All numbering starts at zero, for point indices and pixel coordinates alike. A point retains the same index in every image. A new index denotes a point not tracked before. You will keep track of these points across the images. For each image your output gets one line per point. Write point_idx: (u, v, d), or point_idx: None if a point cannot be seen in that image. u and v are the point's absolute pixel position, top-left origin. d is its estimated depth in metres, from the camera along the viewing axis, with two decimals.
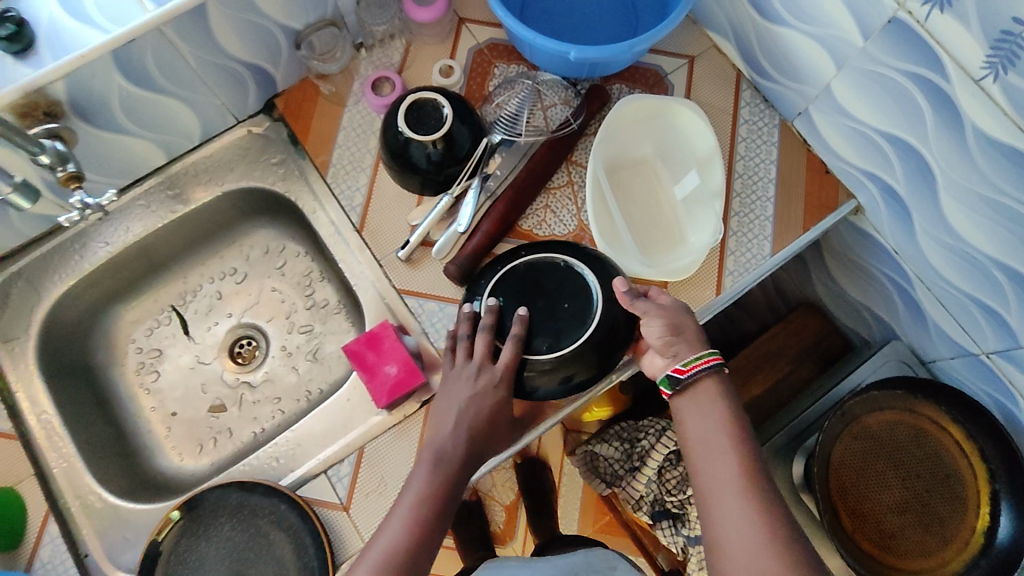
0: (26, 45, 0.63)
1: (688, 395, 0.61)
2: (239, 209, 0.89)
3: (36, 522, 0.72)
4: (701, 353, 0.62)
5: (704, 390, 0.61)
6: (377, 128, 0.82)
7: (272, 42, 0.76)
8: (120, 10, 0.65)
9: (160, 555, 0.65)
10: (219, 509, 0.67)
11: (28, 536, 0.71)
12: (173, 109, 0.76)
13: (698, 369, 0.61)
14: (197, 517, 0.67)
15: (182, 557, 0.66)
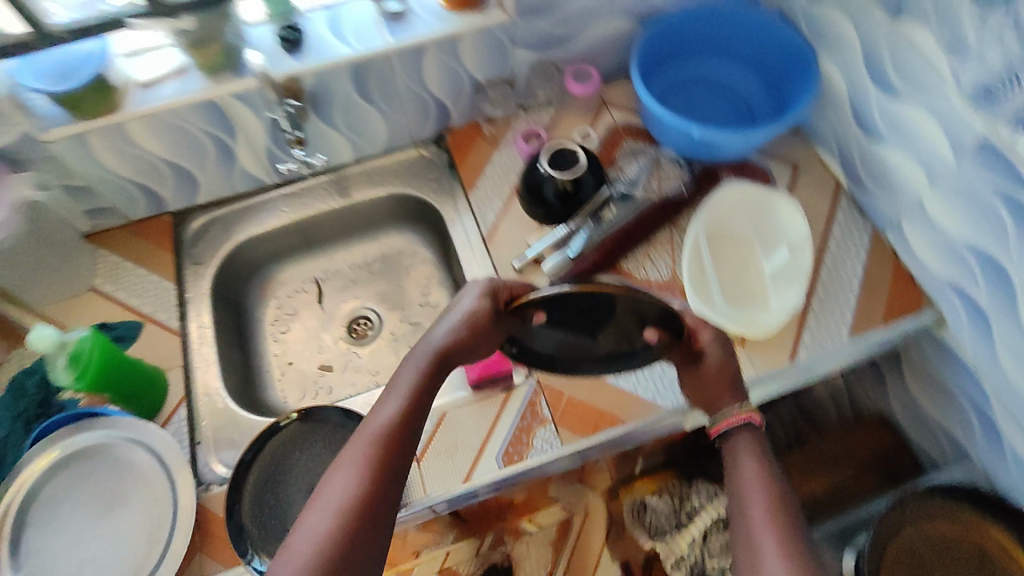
0: (297, 47, 0.86)
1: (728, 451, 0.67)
2: (392, 212, 1.08)
3: (172, 404, 0.84)
4: (728, 411, 0.68)
5: (736, 446, 0.66)
6: (519, 168, 1.00)
7: (460, 86, 0.97)
8: (366, 36, 0.88)
9: (264, 449, 0.76)
10: (319, 426, 0.78)
11: (162, 411, 0.83)
12: (374, 119, 0.98)
13: (723, 427, 0.67)
14: (302, 427, 0.78)
15: (279, 457, 0.76)
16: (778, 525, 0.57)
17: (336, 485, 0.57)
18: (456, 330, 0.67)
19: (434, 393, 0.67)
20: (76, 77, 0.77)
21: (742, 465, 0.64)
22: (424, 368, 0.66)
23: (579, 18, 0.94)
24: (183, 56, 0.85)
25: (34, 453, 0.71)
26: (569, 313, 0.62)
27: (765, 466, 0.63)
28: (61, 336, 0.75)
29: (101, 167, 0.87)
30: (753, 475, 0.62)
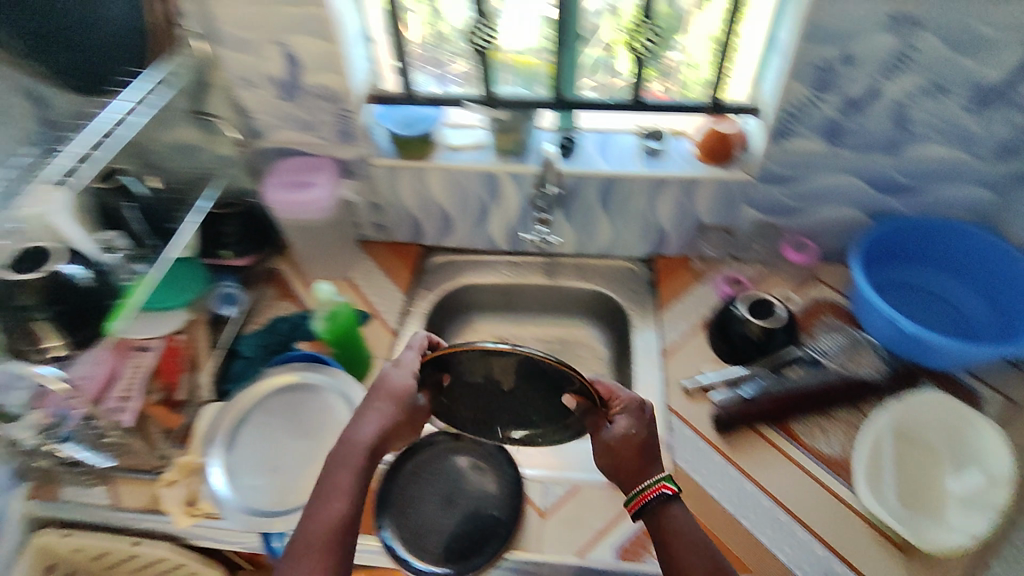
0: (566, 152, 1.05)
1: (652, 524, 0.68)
2: (587, 307, 1.21)
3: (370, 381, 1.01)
4: (646, 483, 0.69)
5: (665, 522, 0.67)
6: (715, 305, 1.08)
7: (687, 222, 1.10)
8: (625, 159, 1.04)
9: None
10: None
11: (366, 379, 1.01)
12: (604, 226, 1.13)
13: (642, 497, 0.68)
14: None
15: None
16: None
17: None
18: (380, 421, 0.73)
19: (365, 482, 0.69)
20: (414, 128, 1.03)
21: (671, 535, 0.66)
22: (356, 464, 0.70)
23: (816, 197, 1.03)
24: (484, 134, 1.09)
25: (278, 373, 0.92)
26: (507, 365, 0.73)
27: (679, 517, 0.68)
28: (334, 296, 0.95)
29: (395, 195, 1.12)
30: (680, 541, 0.65)
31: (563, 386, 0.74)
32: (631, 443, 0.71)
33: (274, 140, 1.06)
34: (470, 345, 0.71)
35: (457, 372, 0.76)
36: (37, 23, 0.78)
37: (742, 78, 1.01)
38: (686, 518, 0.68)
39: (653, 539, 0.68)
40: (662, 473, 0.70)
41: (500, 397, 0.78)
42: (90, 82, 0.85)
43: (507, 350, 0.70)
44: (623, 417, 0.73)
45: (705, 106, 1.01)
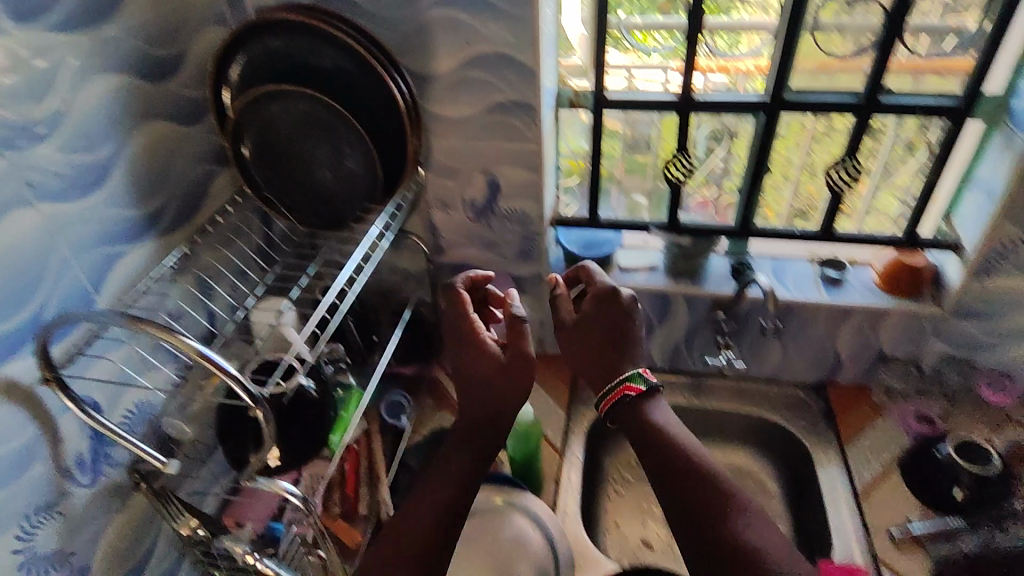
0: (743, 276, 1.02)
1: (628, 406, 0.78)
2: (748, 432, 1.15)
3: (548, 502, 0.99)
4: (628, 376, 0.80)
5: (629, 407, 0.78)
6: (902, 444, 1.02)
7: (868, 352, 1.06)
8: (806, 289, 1.04)
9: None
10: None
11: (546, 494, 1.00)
12: (776, 353, 1.11)
13: (608, 398, 0.79)
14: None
15: None
16: (695, 478, 0.70)
17: (410, 525, 0.73)
18: (518, 363, 0.79)
19: (493, 380, 0.80)
20: (596, 250, 1.06)
21: (660, 430, 0.75)
22: (501, 397, 0.80)
23: None
24: (660, 255, 1.10)
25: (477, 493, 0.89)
26: (360, 151, 0.82)
27: (651, 411, 0.78)
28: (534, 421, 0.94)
29: None
30: (661, 433, 0.74)
31: (356, 140, 0.81)
32: (612, 318, 0.85)
33: (454, 256, 1.10)
34: (298, 116, 0.79)
35: (271, 125, 0.80)
36: (301, 180, 0.85)
37: (932, 220, 1.00)
38: (662, 414, 0.78)
39: (638, 437, 0.76)
40: (634, 371, 0.80)
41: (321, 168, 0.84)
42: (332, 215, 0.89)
43: (316, 110, 0.78)
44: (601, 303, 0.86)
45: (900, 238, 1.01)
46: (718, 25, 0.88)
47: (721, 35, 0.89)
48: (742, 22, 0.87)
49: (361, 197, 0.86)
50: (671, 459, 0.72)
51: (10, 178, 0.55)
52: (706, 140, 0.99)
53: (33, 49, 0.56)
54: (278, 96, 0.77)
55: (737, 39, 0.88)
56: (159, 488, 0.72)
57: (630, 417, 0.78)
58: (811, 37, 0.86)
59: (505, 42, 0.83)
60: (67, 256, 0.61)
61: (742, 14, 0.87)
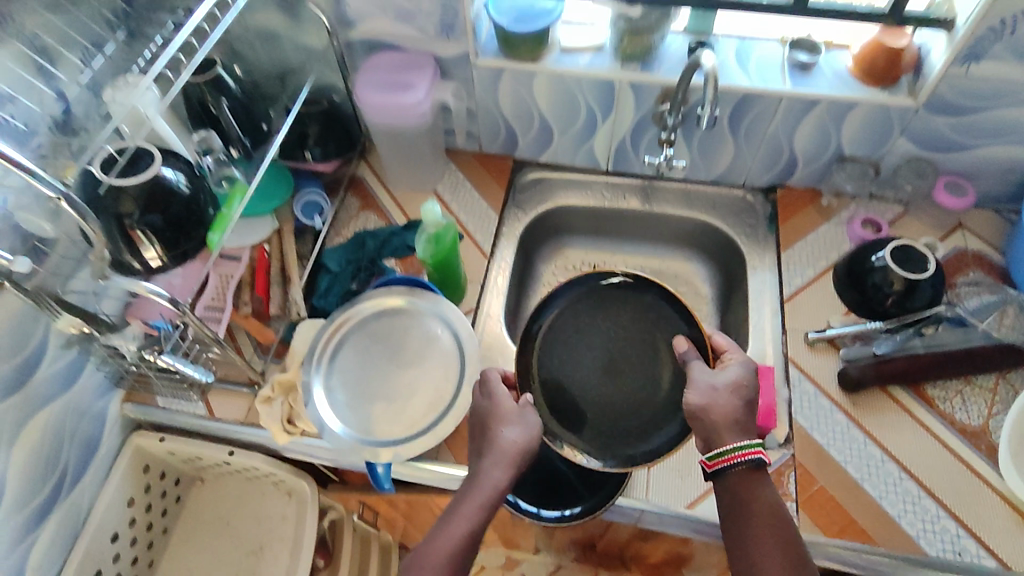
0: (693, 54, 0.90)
1: (734, 476, 0.58)
2: (690, 236, 1.11)
3: (470, 303, 0.97)
4: (734, 445, 0.59)
5: (741, 477, 0.58)
6: (843, 247, 0.98)
7: (825, 151, 0.97)
8: (769, 76, 0.90)
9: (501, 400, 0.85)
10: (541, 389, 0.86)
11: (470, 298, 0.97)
12: (726, 152, 1.01)
13: (726, 459, 0.59)
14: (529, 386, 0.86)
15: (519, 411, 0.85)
16: (785, 566, 0.54)
17: (441, 552, 0.60)
18: (504, 407, 0.70)
19: (489, 424, 0.69)
20: (528, 25, 0.88)
21: (758, 508, 0.57)
22: (510, 423, 0.69)
23: (991, 131, 0.88)
24: (605, 34, 0.93)
25: (376, 298, 0.85)
26: None
27: (761, 487, 0.58)
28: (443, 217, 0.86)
29: (493, 101, 0.99)
30: (759, 512, 0.56)
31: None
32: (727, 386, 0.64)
33: (366, 30, 0.94)
34: None
35: None
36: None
37: None
38: (770, 491, 0.58)
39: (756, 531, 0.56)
40: (749, 439, 0.60)
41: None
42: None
43: None
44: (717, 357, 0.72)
45: (884, 14, 0.84)
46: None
47: None
48: None
49: None
50: (757, 548, 0.55)
51: None
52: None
53: None
54: None
55: None
56: (29, 287, 0.66)
57: (749, 498, 0.57)
58: None
59: None
60: None
61: None
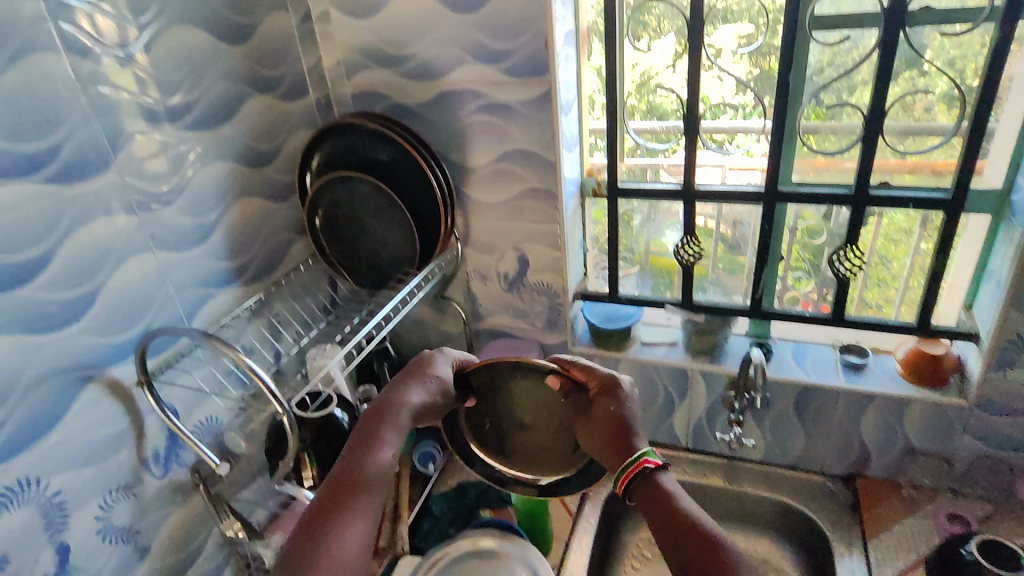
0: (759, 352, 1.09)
1: (641, 490, 0.68)
2: (773, 518, 1.14)
3: (555, 558, 1.03)
4: (631, 457, 0.70)
5: (646, 487, 0.68)
6: (932, 541, 0.98)
7: (893, 442, 1.05)
8: (824, 372, 1.06)
9: None
10: None
11: (555, 554, 1.04)
12: (797, 437, 1.11)
13: (625, 471, 0.69)
14: None
15: None
16: (702, 543, 0.61)
17: (359, 497, 0.66)
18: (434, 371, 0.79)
19: (414, 370, 0.78)
20: (614, 323, 1.14)
21: (665, 501, 0.66)
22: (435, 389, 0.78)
23: None
24: (678, 333, 1.16)
25: (474, 535, 0.98)
26: (401, 224, 1.00)
27: (668, 486, 0.68)
28: None
29: None
30: (669, 505, 0.65)
31: (397, 214, 0.99)
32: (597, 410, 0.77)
33: (491, 323, 1.24)
34: (359, 197, 0.99)
35: (340, 197, 1.00)
36: (364, 250, 1.05)
37: (951, 309, 1.02)
38: (673, 485, 0.68)
39: (666, 522, 0.64)
40: (643, 449, 0.71)
41: (377, 234, 1.02)
42: (378, 278, 1.07)
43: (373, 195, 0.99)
44: (603, 399, 0.76)
45: (914, 327, 0.99)
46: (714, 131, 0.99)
47: (716, 136, 0.99)
48: (737, 121, 0.97)
49: (399, 261, 1.04)
50: (678, 536, 0.62)
51: (143, 232, 0.77)
52: (717, 231, 1.09)
53: (170, 141, 0.79)
54: (351, 179, 0.98)
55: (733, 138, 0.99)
56: (214, 492, 0.86)
57: (654, 497, 0.67)
58: (800, 137, 0.96)
59: (530, 142, 1.00)
60: (172, 294, 0.81)
61: (737, 117, 0.97)
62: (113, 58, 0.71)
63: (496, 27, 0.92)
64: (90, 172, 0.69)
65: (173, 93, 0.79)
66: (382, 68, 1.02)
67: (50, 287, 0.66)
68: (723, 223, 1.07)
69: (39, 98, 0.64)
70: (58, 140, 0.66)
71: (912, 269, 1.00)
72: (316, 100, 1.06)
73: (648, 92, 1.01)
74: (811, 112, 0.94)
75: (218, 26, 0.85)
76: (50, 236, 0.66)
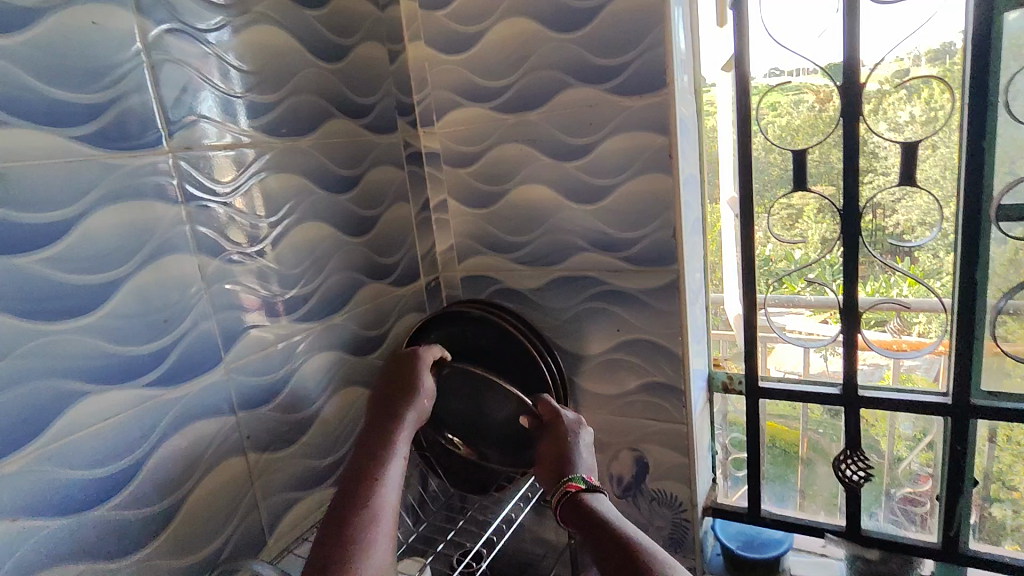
0: None
1: (567, 501, 0.66)
2: None
3: None
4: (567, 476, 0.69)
5: (576, 500, 0.65)
6: None
7: None
8: None
9: None
10: None
11: None
12: None
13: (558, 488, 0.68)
14: None
15: None
16: (620, 545, 0.57)
17: (377, 503, 0.61)
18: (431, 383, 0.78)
19: (402, 362, 0.79)
20: (756, 551, 0.94)
21: (592, 513, 0.63)
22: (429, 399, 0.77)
23: None
24: (843, 567, 0.92)
25: None
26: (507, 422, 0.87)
27: (599, 504, 0.65)
28: None
29: None
30: (584, 508, 0.64)
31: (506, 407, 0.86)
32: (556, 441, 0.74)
33: None
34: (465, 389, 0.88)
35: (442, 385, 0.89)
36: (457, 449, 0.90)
37: None
38: (601, 502, 0.65)
39: (582, 528, 0.63)
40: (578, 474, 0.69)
41: (483, 431, 0.88)
42: (478, 484, 0.91)
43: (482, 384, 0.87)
44: (547, 433, 0.75)
45: None
46: (876, 312, 0.84)
47: (872, 316, 0.84)
48: (899, 300, 0.82)
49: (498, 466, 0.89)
50: (604, 546, 0.59)
51: (238, 432, 0.70)
52: (894, 441, 0.88)
53: (282, 334, 0.76)
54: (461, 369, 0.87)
55: (901, 317, 0.83)
56: None
57: (575, 506, 0.65)
58: (989, 322, 0.78)
59: (654, 333, 0.90)
60: (257, 500, 0.73)
61: (901, 292, 0.82)
62: (242, 256, 0.70)
63: (618, 216, 0.88)
64: (198, 372, 0.65)
65: (293, 286, 0.77)
66: (496, 253, 0.99)
67: (130, 503, 0.59)
68: (902, 440, 0.87)
69: (165, 299, 0.62)
70: (173, 340, 0.63)
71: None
72: (426, 283, 1.03)
73: (782, 260, 0.88)
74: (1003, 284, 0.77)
75: (342, 218, 0.85)
76: (144, 444, 0.61)
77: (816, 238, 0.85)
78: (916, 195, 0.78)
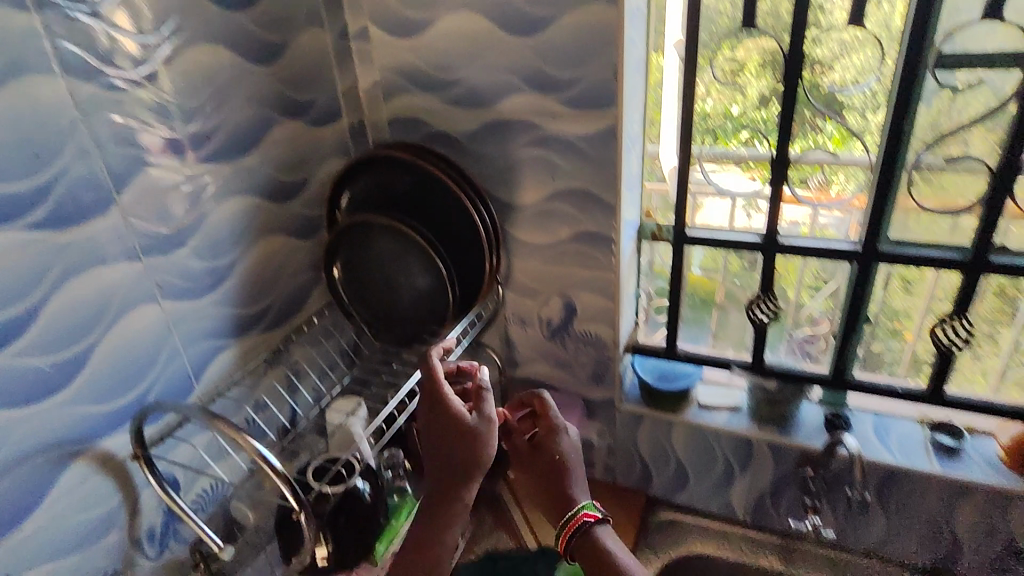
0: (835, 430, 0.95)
1: (580, 539, 0.75)
2: None
3: None
4: (571, 511, 0.77)
5: (589, 542, 0.74)
6: None
7: (991, 535, 0.90)
8: (913, 453, 0.91)
9: None
10: None
11: None
12: (874, 521, 0.96)
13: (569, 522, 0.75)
14: None
15: None
16: None
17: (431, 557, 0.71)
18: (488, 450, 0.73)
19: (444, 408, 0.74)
20: (671, 383, 1.02)
21: (603, 553, 0.73)
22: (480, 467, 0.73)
23: None
24: (742, 396, 1.03)
25: None
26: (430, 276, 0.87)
27: (605, 539, 0.75)
28: None
29: (633, 440, 1.09)
30: (607, 563, 0.71)
31: (426, 257, 0.85)
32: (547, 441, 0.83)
33: (527, 371, 1.13)
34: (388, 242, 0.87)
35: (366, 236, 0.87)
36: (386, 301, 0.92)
37: None
38: (610, 539, 0.75)
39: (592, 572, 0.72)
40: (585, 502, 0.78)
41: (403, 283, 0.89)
42: (405, 336, 0.94)
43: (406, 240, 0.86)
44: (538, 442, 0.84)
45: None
46: (804, 165, 0.86)
47: (801, 174, 0.87)
48: (827, 156, 0.85)
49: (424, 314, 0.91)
50: None
51: (146, 280, 0.66)
52: (804, 283, 0.94)
53: (185, 175, 0.69)
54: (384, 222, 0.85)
55: (830, 177, 0.86)
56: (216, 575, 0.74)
57: (589, 545, 0.74)
58: (909, 178, 0.83)
59: (588, 180, 0.89)
60: (179, 348, 0.71)
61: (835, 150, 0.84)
62: (120, 80, 0.61)
63: (558, 52, 0.81)
64: (86, 217, 0.59)
65: (190, 119, 0.69)
66: (425, 92, 0.91)
67: (33, 350, 0.56)
68: (809, 283, 0.94)
69: (31, 128, 0.54)
70: (50, 178, 0.56)
71: (1013, 348, 0.87)
72: (349, 123, 0.95)
73: (720, 115, 0.88)
74: (923, 141, 0.80)
75: (244, 42, 0.74)
76: (34, 293, 0.56)
77: (744, 76, 0.84)
78: (859, 44, 0.78)
